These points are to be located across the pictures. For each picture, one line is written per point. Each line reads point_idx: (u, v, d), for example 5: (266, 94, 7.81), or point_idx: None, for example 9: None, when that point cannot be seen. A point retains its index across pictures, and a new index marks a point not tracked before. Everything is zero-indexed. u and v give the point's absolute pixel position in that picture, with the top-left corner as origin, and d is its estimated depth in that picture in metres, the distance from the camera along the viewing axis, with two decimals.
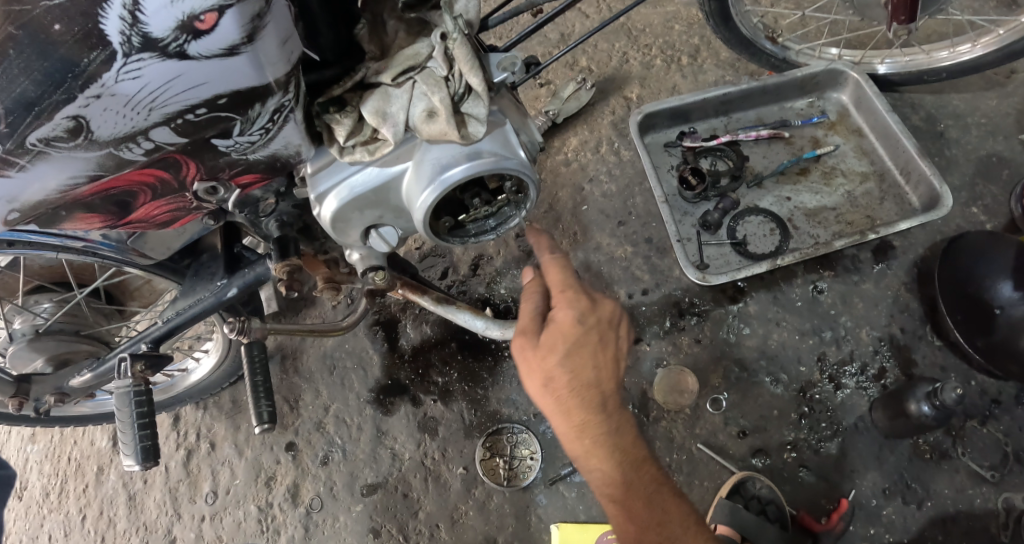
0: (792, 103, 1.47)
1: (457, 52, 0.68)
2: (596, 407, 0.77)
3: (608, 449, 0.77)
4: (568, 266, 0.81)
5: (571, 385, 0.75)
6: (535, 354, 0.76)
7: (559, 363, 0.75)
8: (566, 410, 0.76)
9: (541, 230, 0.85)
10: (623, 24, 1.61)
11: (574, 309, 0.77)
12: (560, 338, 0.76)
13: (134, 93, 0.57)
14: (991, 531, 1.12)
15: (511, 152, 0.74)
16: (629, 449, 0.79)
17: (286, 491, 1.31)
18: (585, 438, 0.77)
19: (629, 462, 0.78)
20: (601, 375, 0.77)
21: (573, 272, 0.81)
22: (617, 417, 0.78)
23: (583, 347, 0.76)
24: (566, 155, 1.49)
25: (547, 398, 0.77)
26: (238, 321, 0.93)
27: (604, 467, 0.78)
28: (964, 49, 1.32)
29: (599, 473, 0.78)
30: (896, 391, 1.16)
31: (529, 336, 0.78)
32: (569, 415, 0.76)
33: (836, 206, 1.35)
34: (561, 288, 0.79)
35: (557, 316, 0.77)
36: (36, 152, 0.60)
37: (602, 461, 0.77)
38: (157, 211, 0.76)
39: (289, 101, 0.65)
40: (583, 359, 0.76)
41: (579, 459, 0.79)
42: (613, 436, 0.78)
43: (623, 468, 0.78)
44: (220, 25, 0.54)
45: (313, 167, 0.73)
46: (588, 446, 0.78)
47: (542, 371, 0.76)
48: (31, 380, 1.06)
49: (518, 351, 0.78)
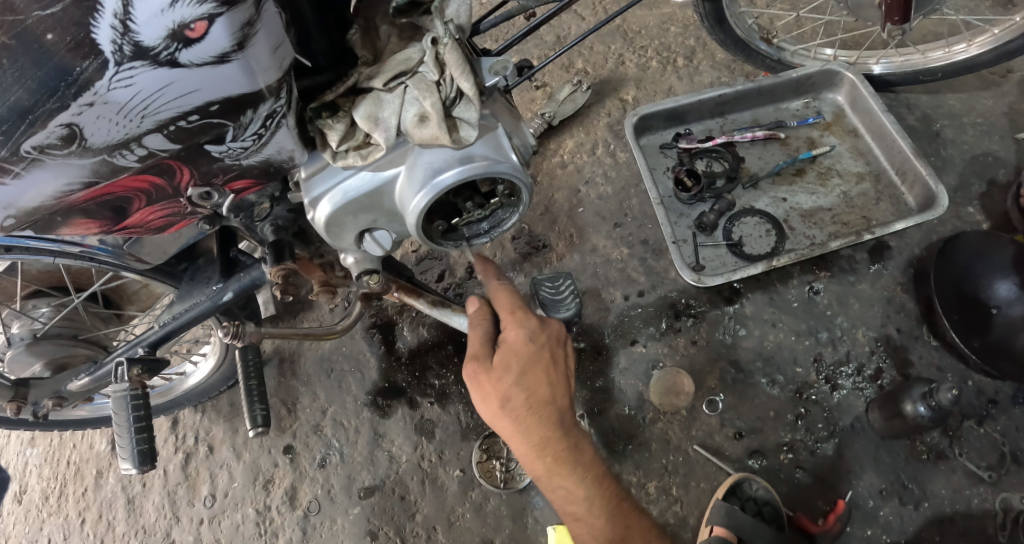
0: (787, 104, 1.48)
1: (448, 57, 0.67)
2: (553, 424, 0.79)
3: (568, 465, 0.80)
4: (514, 290, 0.85)
5: (527, 405, 0.78)
6: (489, 376, 0.78)
7: (514, 384, 0.77)
8: (523, 429, 0.78)
9: (486, 259, 0.89)
10: (619, 26, 1.61)
11: (524, 330, 0.80)
12: (513, 360, 0.78)
13: (127, 100, 0.57)
14: (988, 531, 1.12)
15: (503, 156, 0.74)
16: (588, 462, 0.82)
17: (284, 494, 1.31)
18: (545, 455, 0.79)
19: (590, 476, 0.81)
20: (555, 392, 0.80)
21: (520, 294, 0.84)
22: (575, 434, 0.81)
23: (536, 366, 0.79)
24: (562, 157, 1.49)
25: (505, 419, 0.78)
26: (232, 325, 0.92)
27: (566, 482, 0.81)
28: (959, 49, 1.33)
29: (564, 489, 0.81)
30: (893, 391, 1.16)
31: (481, 360, 0.79)
32: (527, 434, 0.79)
33: (832, 207, 1.35)
34: (509, 310, 0.82)
35: (509, 339, 0.80)
36: (31, 159, 0.60)
37: (565, 476, 0.80)
38: (153, 215, 0.76)
39: (281, 107, 0.65)
40: (536, 379, 0.78)
41: (541, 477, 0.82)
42: (571, 451, 0.80)
43: (586, 483, 0.81)
44: (210, 34, 0.54)
45: (308, 171, 0.74)
46: (549, 463, 0.80)
47: (498, 393, 0.77)
48: (29, 384, 1.04)
49: (470, 376, 0.80)
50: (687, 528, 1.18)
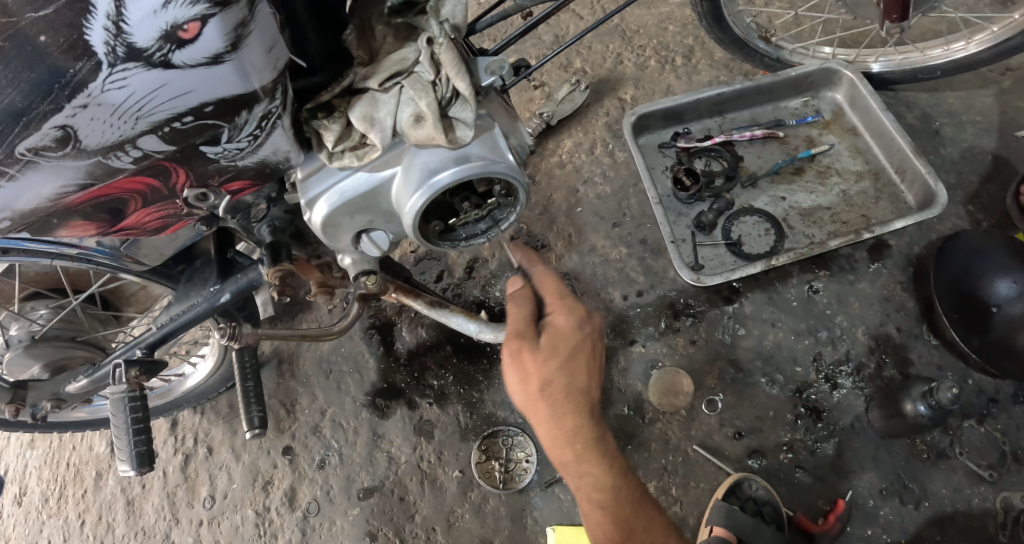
0: (786, 102, 1.47)
1: (445, 56, 0.67)
2: (587, 413, 0.78)
3: (597, 453, 0.79)
4: (559, 278, 0.84)
5: (567, 390, 0.77)
6: (535, 356, 0.77)
7: (560, 367, 0.76)
8: (560, 414, 0.77)
9: (525, 246, 0.87)
10: (617, 26, 1.61)
11: (573, 316, 0.79)
12: (561, 343, 0.77)
13: (121, 101, 0.57)
14: (990, 530, 1.12)
15: (500, 156, 0.74)
16: (615, 453, 0.81)
17: (284, 496, 1.31)
18: (576, 443, 0.78)
19: (616, 467, 0.81)
20: (592, 384, 0.79)
21: (565, 284, 0.84)
22: (603, 426, 0.80)
23: (581, 354, 0.78)
24: (560, 157, 1.49)
25: (541, 402, 0.77)
26: (230, 327, 0.93)
27: (594, 471, 0.79)
28: (958, 47, 1.33)
29: (590, 478, 0.79)
30: (892, 390, 1.16)
31: (524, 338, 0.78)
32: (562, 420, 0.77)
33: (831, 206, 1.35)
34: (556, 295, 0.81)
35: (556, 322, 0.79)
36: (25, 162, 0.60)
37: (593, 465, 0.79)
38: (149, 217, 0.76)
39: (276, 107, 0.65)
40: (579, 366, 0.78)
41: (566, 464, 0.79)
42: (600, 441, 0.79)
43: (613, 472, 0.80)
44: (203, 34, 0.54)
45: (303, 172, 0.74)
46: (578, 450, 0.78)
47: (541, 374, 0.76)
48: (27, 386, 1.05)
49: (511, 353, 0.78)
50: (687, 527, 1.18)
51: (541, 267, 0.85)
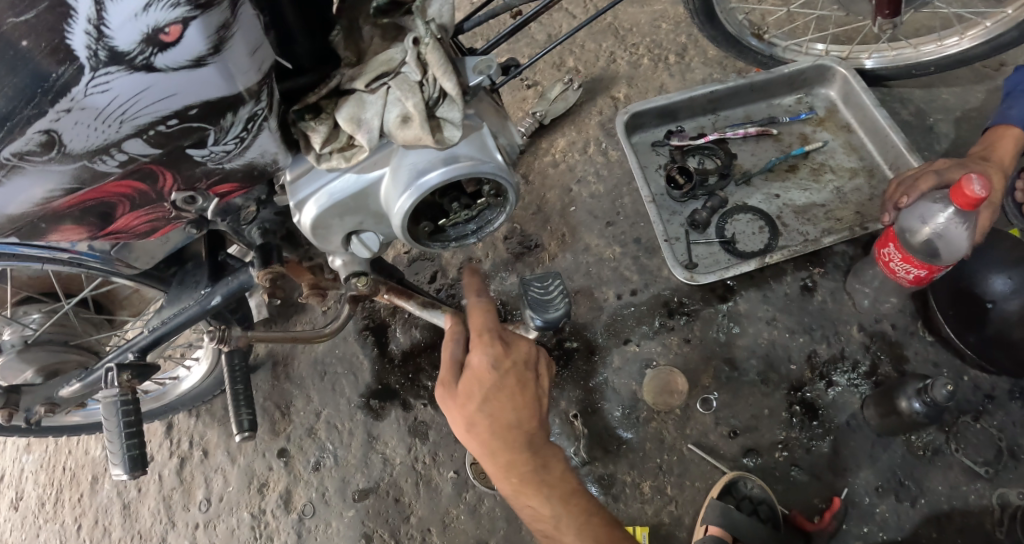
0: (780, 99, 1.47)
1: (430, 57, 0.66)
2: (519, 448, 0.80)
3: (535, 486, 0.81)
4: (488, 309, 0.84)
5: (492, 430, 0.79)
6: (456, 401, 0.80)
7: (478, 410, 0.78)
8: (490, 451, 0.80)
9: (475, 272, 0.89)
10: (610, 24, 1.61)
11: (488, 355, 0.79)
12: (475, 386, 0.79)
13: (104, 106, 0.57)
14: (986, 527, 1.12)
15: (489, 156, 0.73)
16: (557, 482, 0.82)
17: (279, 498, 1.31)
18: (511, 477, 0.81)
19: (557, 495, 0.82)
20: (521, 418, 0.80)
21: (493, 314, 0.84)
22: (543, 456, 0.81)
23: (500, 392, 0.79)
24: (553, 156, 1.49)
25: (471, 440, 0.81)
26: (219, 330, 0.95)
27: (533, 503, 0.81)
28: (951, 42, 1.33)
29: (531, 508, 0.82)
30: (888, 387, 1.16)
31: (447, 385, 0.81)
32: (494, 457, 0.80)
33: (826, 203, 1.34)
34: (478, 331, 0.82)
35: (472, 362, 0.80)
36: (10, 166, 0.60)
37: (532, 497, 0.81)
38: (137, 220, 0.75)
39: (262, 110, 0.64)
40: (501, 404, 0.79)
41: (510, 496, 0.83)
42: (538, 472, 0.81)
43: (552, 502, 0.81)
44: (185, 37, 0.54)
45: (292, 174, 0.73)
46: (515, 483, 0.81)
47: (464, 418, 0.79)
48: (20, 391, 1.03)
49: (439, 398, 0.82)
50: (682, 527, 1.18)
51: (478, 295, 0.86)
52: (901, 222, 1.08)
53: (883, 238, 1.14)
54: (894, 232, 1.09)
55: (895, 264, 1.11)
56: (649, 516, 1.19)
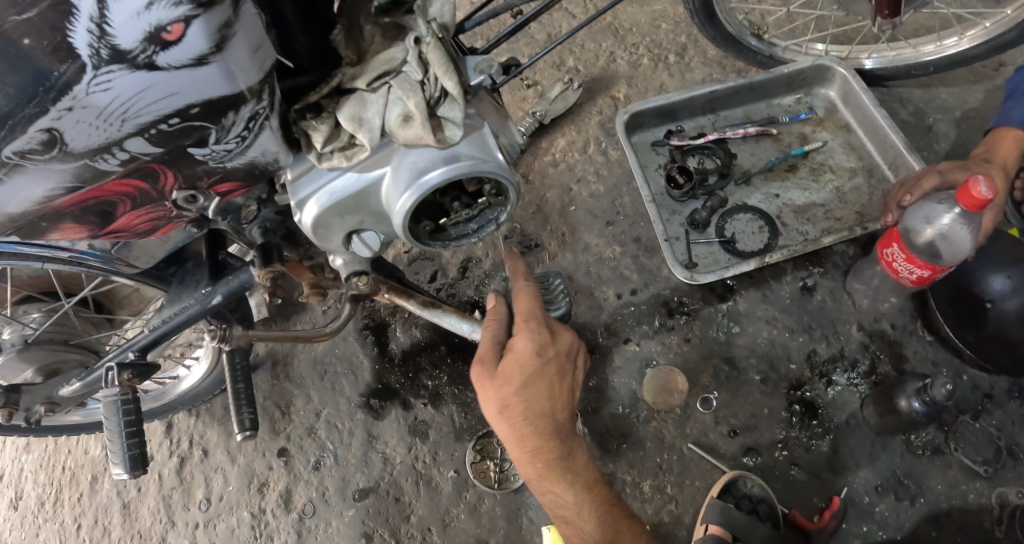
0: (780, 99, 1.47)
1: (431, 56, 0.67)
2: (549, 435, 0.83)
3: (559, 472, 0.85)
4: (534, 296, 0.85)
5: (526, 414, 0.81)
6: (493, 381, 0.80)
7: (516, 393, 0.80)
8: (520, 436, 0.82)
9: (518, 255, 0.89)
10: (610, 24, 1.61)
11: (533, 341, 0.81)
12: (517, 370, 0.80)
13: (106, 104, 0.57)
14: (985, 526, 1.12)
15: (489, 155, 0.73)
16: (581, 471, 0.87)
17: (279, 497, 1.31)
18: (538, 462, 0.84)
19: (580, 483, 0.87)
20: (555, 406, 0.83)
21: (539, 302, 0.85)
22: (570, 445, 0.86)
23: (541, 379, 0.81)
24: (553, 156, 1.49)
25: (502, 424, 0.82)
26: (220, 329, 0.93)
27: (556, 487, 0.86)
28: (950, 43, 1.33)
29: (553, 493, 0.87)
30: (887, 387, 1.16)
31: (486, 364, 0.81)
32: (522, 440, 0.83)
33: (825, 203, 1.34)
34: (524, 316, 0.84)
35: (516, 346, 0.81)
36: (12, 165, 0.60)
37: (555, 482, 0.86)
38: (138, 219, 0.75)
39: (264, 108, 0.64)
40: (540, 391, 0.81)
41: (532, 480, 0.87)
42: (564, 460, 0.85)
43: (574, 489, 0.86)
44: (187, 36, 0.54)
45: (293, 173, 0.73)
46: (540, 468, 0.85)
47: (500, 399, 0.80)
48: (20, 390, 1.03)
49: (474, 377, 0.82)
50: (682, 526, 1.18)
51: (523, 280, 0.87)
52: (906, 222, 1.08)
53: (886, 238, 1.14)
54: (898, 232, 1.09)
55: (898, 264, 1.11)
56: (648, 515, 1.19)
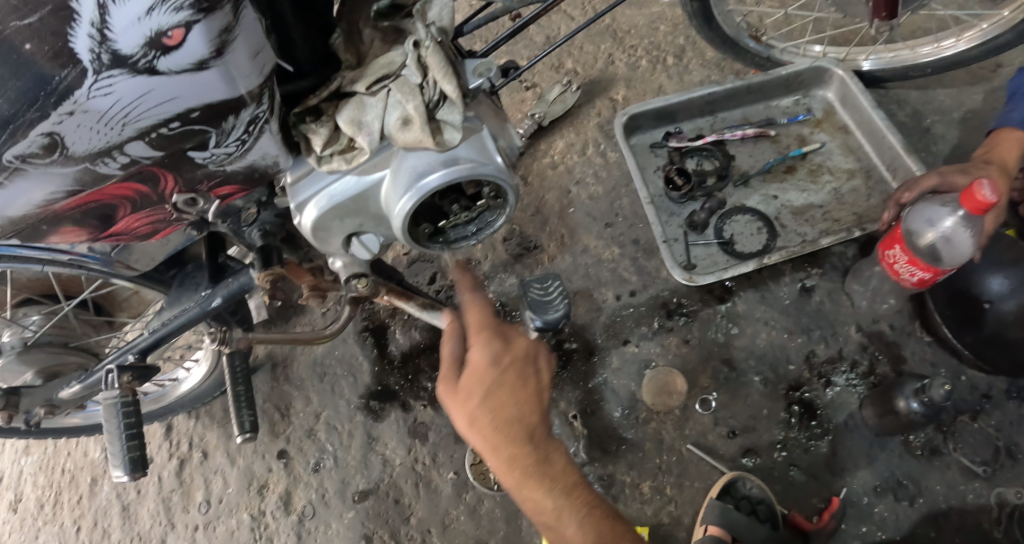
0: (778, 101, 1.47)
1: (430, 59, 0.67)
2: (521, 439, 0.78)
3: (537, 479, 0.79)
4: (485, 308, 0.85)
5: (493, 423, 0.78)
6: (456, 397, 0.80)
7: (478, 405, 0.78)
8: (492, 448, 0.79)
9: (466, 268, 0.89)
10: (609, 26, 1.61)
11: (488, 350, 0.81)
12: (476, 381, 0.79)
13: (107, 108, 0.57)
14: (984, 526, 1.12)
15: (488, 158, 0.73)
16: (559, 476, 0.80)
17: (279, 499, 1.31)
18: (515, 472, 0.79)
19: (560, 489, 0.80)
20: (523, 410, 0.79)
21: (491, 312, 0.85)
22: (545, 447, 0.80)
23: (501, 386, 0.79)
24: (552, 158, 1.49)
25: (473, 438, 0.80)
26: (220, 332, 0.94)
27: (536, 496, 0.79)
28: (947, 44, 1.34)
29: (534, 502, 0.80)
30: (886, 387, 1.17)
31: (449, 381, 0.81)
32: (496, 450, 0.79)
33: (824, 204, 1.35)
34: (477, 327, 0.83)
35: (472, 359, 0.81)
36: (13, 169, 0.60)
37: (534, 491, 0.79)
38: (139, 222, 0.76)
39: (264, 112, 0.64)
40: (501, 399, 0.79)
41: (513, 492, 0.81)
42: (540, 465, 0.79)
43: (554, 495, 0.79)
44: (187, 41, 0.54)
45: (292, 176, 0.73)
46: (518, 477, 0.79)
47: (465, 414, 0.79)
48: (20, 392, 1.03)
49: (440, 396, 0.81)
50: (682, 527, 1.18)
51: (473, 293, 0.87)
52: (908, 224, 1.08)
53: (887, 240, 1.14)
54: (900, 234, 1.09)
55: (900, 266, 1.11)
56: (648, 516, 1.19)
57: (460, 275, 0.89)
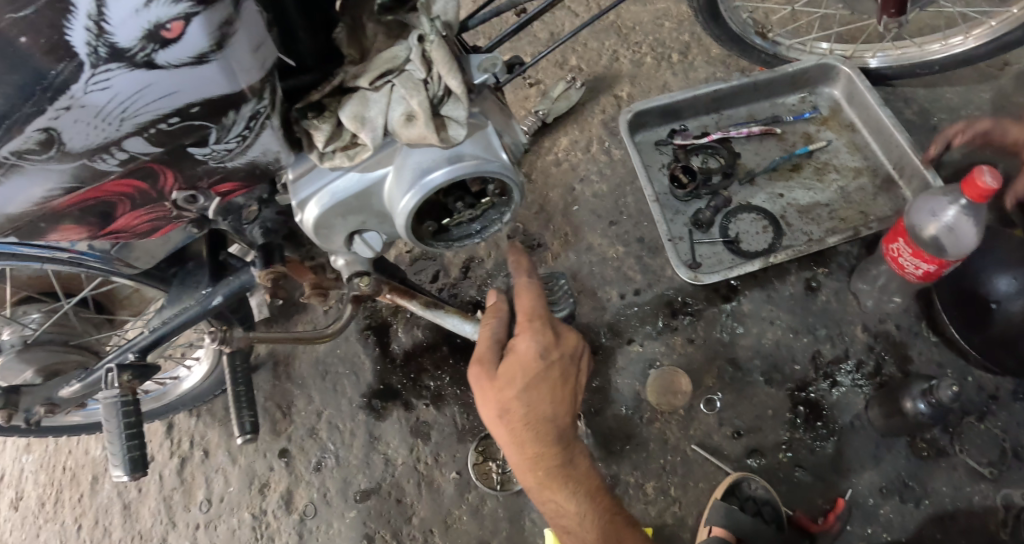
0: (784, 98, 1.46)
1: (435, 54, 0.66)
2: (550, 440, 0.83)
3: (561, 481, 0.86)
4: (538, 294, 0.85)
5: (526, 418, 0.81)
6: (492, 384, 0.81)
7: (517, 396, 0.80)
8: (520, 442, 0.83)
9: (521, 250, 0.89)
10: (613, 22, 1.60)
11: (536, 342, 0.81)
12: (518, 371, 0.81)
13: (104, 103, 0.56)
14: (990, 528, 1.11)
15: (493, 155, 0.72)
16: (581, 480, 0.87)
17: (280, 498, 1.30)
18: (538, 470, 0.85)
19: (581, 492, 0.87)
20: (556, 410, 0.83)
21: (543, 299, 0.85)
22: (571, 451, 0.86)
23: (541, 381, 0.81)
24: (556, 155, 1.48)
25: (502, 428, 0.82)
26: (220, 331, 0.92)
27: (557, 496, 0.86)
28: (956, 42, 1.32)
29: (554, 502, 0.87)
30: (892, 388, 1.16)
31: (486, 365, 0.82)
32: (522, 447, 0.83)
33: (830, 202, 1.34)
34: (526, 315, 0.83)
35: (518, 347, 0.81)
36: (9, 165, 0.59)
37: (555, 491, 0.86)
38: (138, 220, 0.75)
39: (265, 108, 0.63)
40: (540, 395, 0.81)
41: (532, 489, 0.87)
42: (565, 468, 0.85)
43: (577, 499, 0.86)
44: (186, 34, 0.53)
45: (294, 173, 0.73)
46: (541, 476, 0.85)
47: (500, 403, 0.81)
48: (20, 391, 1.01)
49: (474, 378, 0.83)
50: (686, 528, 1.17)
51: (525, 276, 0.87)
52: (909, 217, 1.08)
53: (891, 235, 1.13)
54: (903, 227, 1.09)
55: (904, 259, 1.10)
56: (652, 517, 1.18)
57: (514, 256, 0.89)
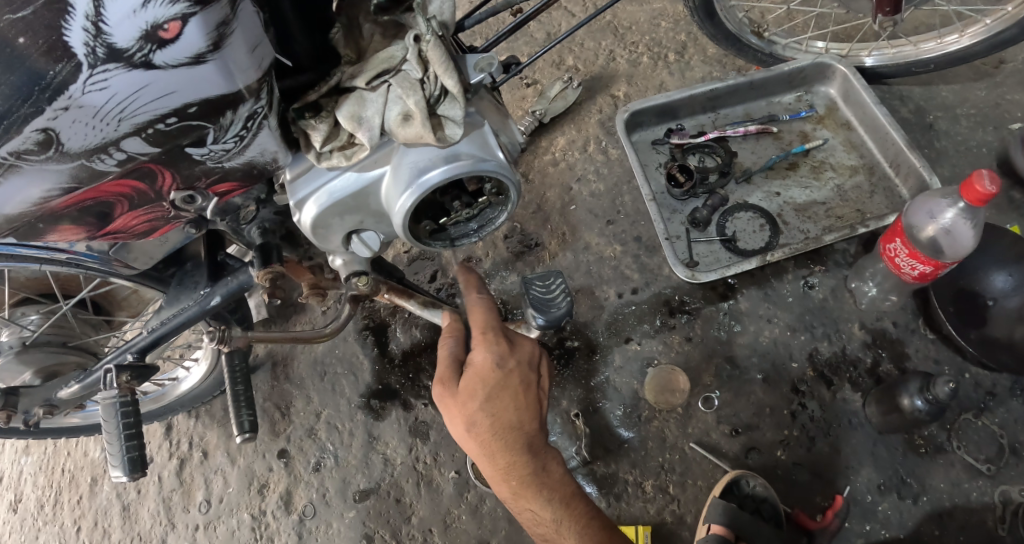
0: (780, 97, 1.47)
1: (431, 54, 0.67)
2: (519, 449, 0.85)
3: (534, 490, 0.87)
4: (490, 308, 0.89)
5: (492, 429, 0.84)
6: (455, 400, 0.83)
7: (480, 408, 0.82)
8: (490, 453, 0.85)
9: (469, 267, 0.94)
10: (609, 22, 1.60)
11: (493, 353, 0.84)
12: (478, 384, 0.83)
13: (102, 104, 0.56)
14: (988, 525, 1.12)
15: (489, 154, 0.73)
16: (557, 486, 0.88)
17: (279, 499, 1.31)
18: (511, 480, 0.86)
19: (558, 499, 0.88)
20: (522, 418, 0.85)
21: (495, 313, 0.89)
22: (543, 457, 0.87)
23: (504, 390, 0.84)
24: (553, 155, 1.48)
25: (471, 441, 0.85)
26: (219, 330, 0.92)
27: (533, 506, 0.87)
28: (951, 40, 1.33)
29: (531, 512, 0.88)
30: (889, 384, 1.16)
31: (447, 384, 0.84)
32: (494, 457, 0.85)
33: (826, 201, 1.34)
34: (480, 330, 0.87)
35: (475, 361, 0.84)
36: (8, 165, 0.59)
37: (531, 501, 0.87)
38: (136, 220, 0.75)
39: (262, 107, 0.64)
40: (504, 404, 0.84)
41: (509, 499, 0.89)
42: (538, 475, 0.87)
43: (553, 506, 0.87)
44: (184, 34, 0.53)
45: (292, 173, 0.73)
46: (514, 486, 0.87)
47: (465, 417, 0.83)
48: (19, 392, 1.00)
49: (437, 397, 0.85)
50: (684, 526, 1.17)
51: (477, 293, 0.91)
52: (907, 218, 1.09)
53: (889, 234, 1.13)
54: (900, 228, 1.09)
55: (900, 259, 1.10)
56: (651, 515, 1.19)
57: (464, 275, 0.93)
